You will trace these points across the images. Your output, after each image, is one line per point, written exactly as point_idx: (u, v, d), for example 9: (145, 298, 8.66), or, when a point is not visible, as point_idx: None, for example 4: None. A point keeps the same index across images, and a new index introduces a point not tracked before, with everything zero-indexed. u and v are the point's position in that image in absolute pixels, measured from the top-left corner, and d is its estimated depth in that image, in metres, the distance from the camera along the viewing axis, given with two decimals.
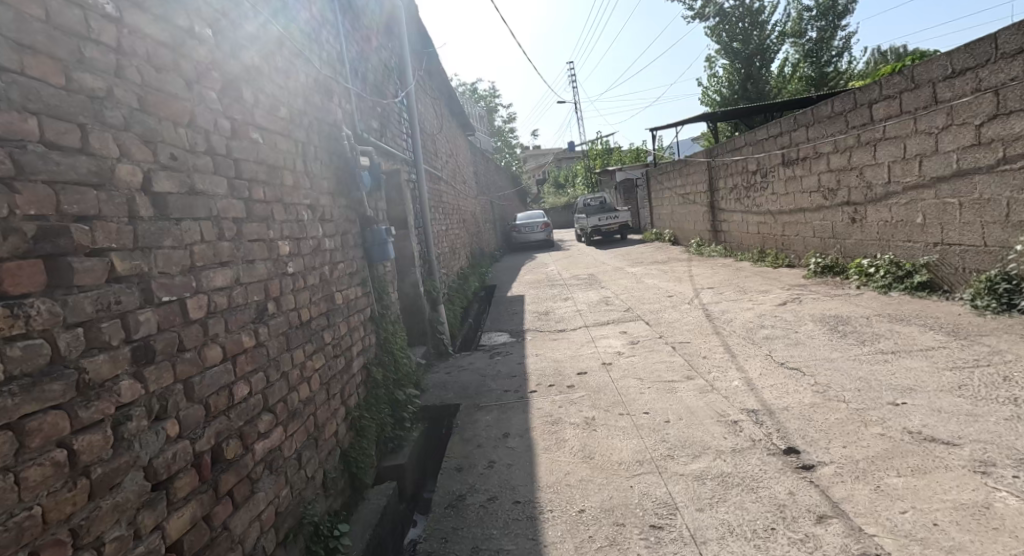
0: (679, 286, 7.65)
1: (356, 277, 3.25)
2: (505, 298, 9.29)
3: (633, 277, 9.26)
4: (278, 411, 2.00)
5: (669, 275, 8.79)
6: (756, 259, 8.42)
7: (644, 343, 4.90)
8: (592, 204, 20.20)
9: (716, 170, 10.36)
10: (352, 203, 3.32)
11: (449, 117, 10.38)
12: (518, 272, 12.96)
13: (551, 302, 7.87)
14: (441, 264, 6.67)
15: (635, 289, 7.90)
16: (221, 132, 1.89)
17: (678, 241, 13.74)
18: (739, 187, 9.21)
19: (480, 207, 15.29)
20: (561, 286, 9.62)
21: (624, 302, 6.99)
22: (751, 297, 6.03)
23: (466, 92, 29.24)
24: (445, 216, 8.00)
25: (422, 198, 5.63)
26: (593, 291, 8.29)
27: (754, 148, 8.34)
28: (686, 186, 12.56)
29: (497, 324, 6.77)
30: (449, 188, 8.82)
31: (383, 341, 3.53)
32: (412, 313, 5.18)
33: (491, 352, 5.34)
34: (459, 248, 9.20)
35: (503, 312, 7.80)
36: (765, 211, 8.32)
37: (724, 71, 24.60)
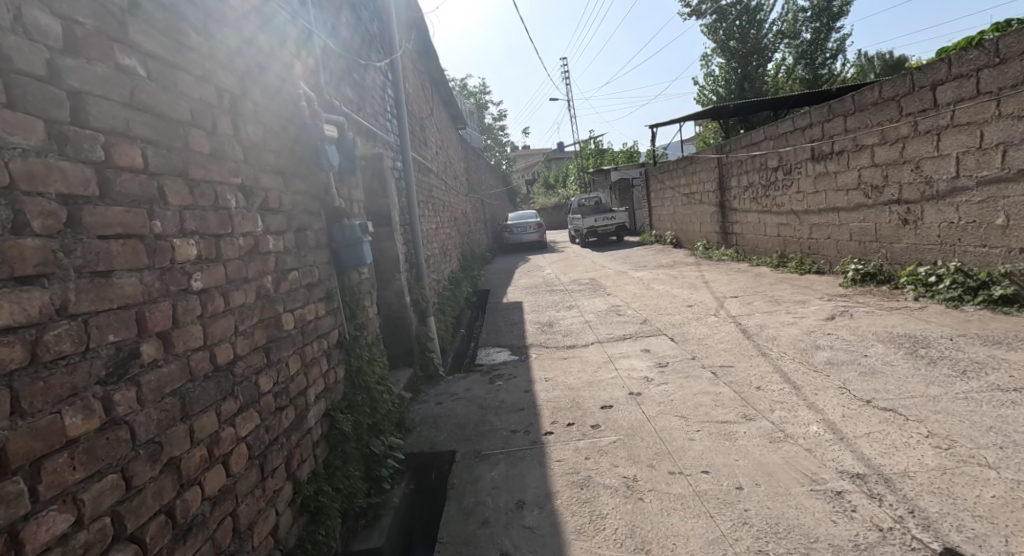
0: (696, 294, 6.88)
1: (316, 290, 2.39)
2: (501, 305, 8.44)
3: (641, 283, 8.47)
4: (143, 536, 1.17)
5: (681, 282, 8.01)
6: (777, 264, 7.70)
7: (675, 367, 4.10)
8: (587, 205, 19.45)
9: (729, 168, 9.59)
10: (313, 189, 2.47)
11: (438, 106, 9.49)
12: (512, 276, 12.11)
13: (554, 311, 7.05)
14: (430, 268, 5.82)
15: (647, 298, 7.11)
16: (29, 32, 1.08)
17: (681, 244, 12.99)
18: (756, 185, 8.44)
19: (470, 205, 14.45)
20: (562, 292, 8.80)
21: (638, 312, 6.20)
22: (788, 309, 5.27)
23: (455, 87, 28.33)
24: (435, 214, 7.14)
25: (408, 191, 4.76)
26: (599, 299, 7.48)
27: (776, 142, 7.59)
28: (692, 185, 11.78)
29: (494, 338, 5.93)
30: (439, 184, 7.94)
31: (354, 373, 2.68)
32: (396, 329, 4.31)
33: (491, 374, 4.51)
34: (449, 250, 8.33)
35: (501, 322, 6.94)
36: (789, 211, 7.54)
37: (721, 70, 23.97)
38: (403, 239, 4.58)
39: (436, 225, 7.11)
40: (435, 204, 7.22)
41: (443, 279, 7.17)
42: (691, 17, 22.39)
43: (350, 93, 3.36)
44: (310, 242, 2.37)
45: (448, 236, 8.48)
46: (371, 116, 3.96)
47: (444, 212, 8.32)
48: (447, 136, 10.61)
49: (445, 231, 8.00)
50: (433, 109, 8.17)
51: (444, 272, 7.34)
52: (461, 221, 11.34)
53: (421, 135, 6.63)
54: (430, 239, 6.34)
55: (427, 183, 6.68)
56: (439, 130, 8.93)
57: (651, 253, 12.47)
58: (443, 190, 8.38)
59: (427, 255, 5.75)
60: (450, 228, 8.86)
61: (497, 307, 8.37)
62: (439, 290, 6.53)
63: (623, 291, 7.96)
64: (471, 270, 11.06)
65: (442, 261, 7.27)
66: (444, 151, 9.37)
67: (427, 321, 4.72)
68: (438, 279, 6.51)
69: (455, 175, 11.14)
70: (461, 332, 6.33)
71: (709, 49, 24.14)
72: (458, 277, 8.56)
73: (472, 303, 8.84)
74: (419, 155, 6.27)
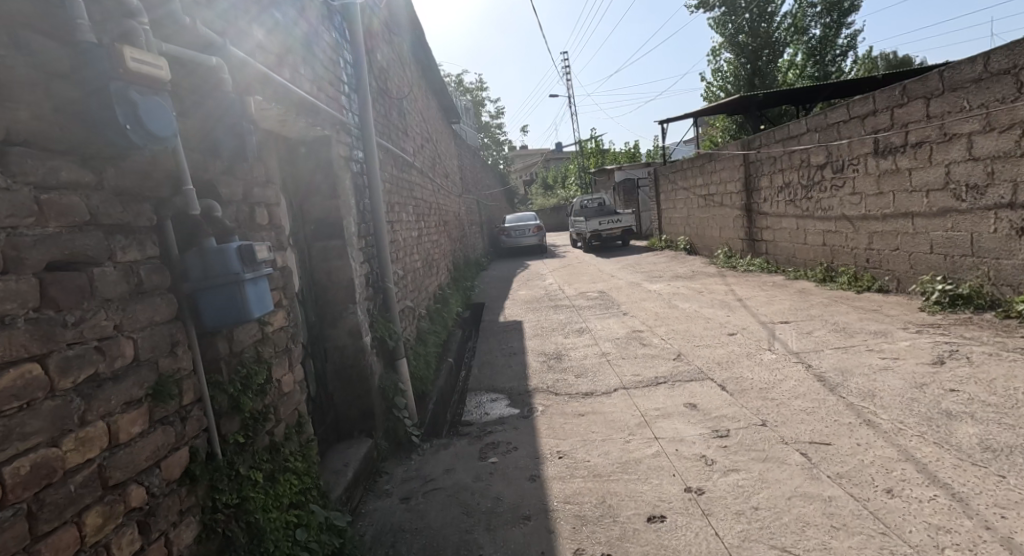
0: (734, 317, 5.73)
1: (124, 378, 1.23)
2: (498, 326, 7.26)
3: (660, 301, 7.30)
4: None
5: (709, 300, 6.85)
6: (823, 280, 6.57)
7: (739, 439, 2.96)
8: (590, 207, 18.31)
9: (758, 166, 8.42)
10: (126, 184, 1.29)
11: (425, 94, 8.27)
12: (510, 286, 10.93)
13: (562, 337, 5.87)
14: (407, 289, 4.65)
15: (673, 321, 5.93)
16: None
17: (697, 251, 11.83)
18: (795, 186, 7.30)
19: (465, 207, 13.30)
20: (568, 310, 7.62)
21: (668, 343, 5.03)
22: (865, 344, 4.12)
23: (452, 83, 27.25)
24: (418, 219, 5.95)
25: (371, 190, 3.56)
26: (614, 322, 6.31)
27: (824, 135, 6.44)
28: (711, 186, 10.62)
29: (489, 375, 4.78)
30: (424, 183, 6.74)
31: (228, 518, 1.50)
32: (351, 384, 3.11)
33: (484, 441, 3.34)
34: (437, 261, 7.14)
35: (498, 350, 5.76)
36: (840, 216, 6.38)
37: (730, 66, 22.83)
38: (363, 255, 3.39)
39: (420, 232, 5.92)
40: (419, 208, 6.03)
41: (428, 298, 5.97)
42: (699, 9, 21.22)
43: (255, 36, 2.17)
44: (108, 286, 1.20)
45: (436, 244, 7.28)
46: (308, 80, 2.76)
47: (432, 216, 7.12)
48: (437, 130, 9.41)
49: (431, 240, 6.83)
50: (417, 95, 6.98)
51: (430, 289, 6.17)
52: (453, 226, 10.14)
53: (401, 122, 5.45)
54: (410, 251, 5.16)
55: (408, 183, 5.50)
56: (426, 121, 7.73)
57: (664, 261, 11.33)
58: (429, 190, 7.19)
59: (402, 272, 4.56)
60: (439, 235, 7.67)
61: (493, 327, 7.18)
62: (422, 313, 5.36)
63: (641, 311, 6.79)
64: (464, 281, 9.87)
65: (427, 276, 6.07)
66: (431, 147, 8.17)
67: (399, 366, 3.53)
68: (420, 302, 5.32)
69: (446, 175, 9.94)
70: (448, 365, 5.15)
71: (716, 44, 23.01)
72: (448, 293, 7.37)
73: (464, 323, 7.64)
74: (397, 147, 5.08)
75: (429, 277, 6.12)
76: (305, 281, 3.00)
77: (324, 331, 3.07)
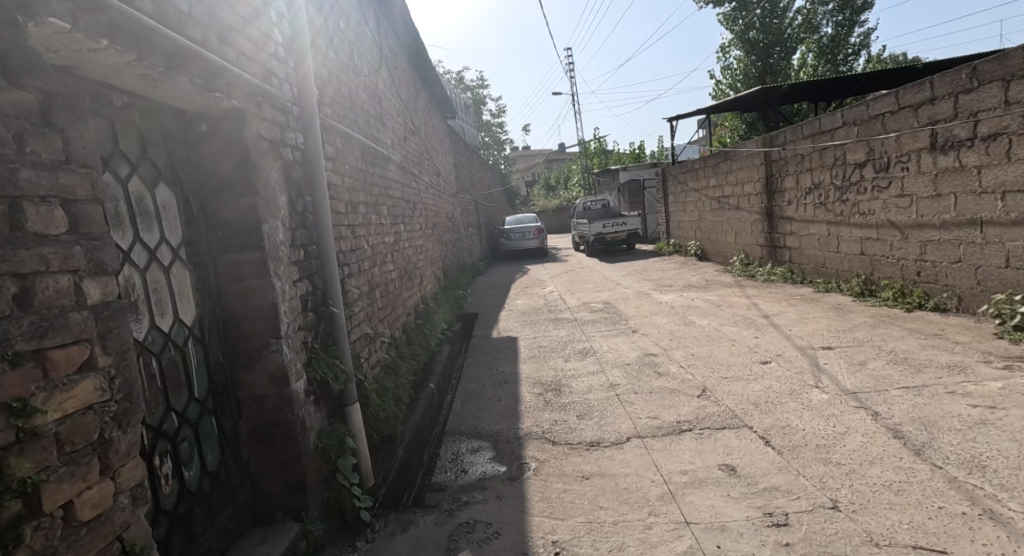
0: (763, 340, 4.91)
1: None
2: (492, 342, 6.45)
3: (672, 317, 6.50)
4: None
5: (730, 317, 6.04)
6: (862, 297, 5.79)
7: (805, 533, 2.14)
8: (593, 209, 17.49)
9: (783, 166, 7.60)
10: None
11: (412, 82, 7.48)
12: (508, 294, 10.11)
13: (564, 361, 5.06)
14: (374, 308, 3.85)
15: (693, 343, 5.12)
16: None
17: (710, 257, 11.01)
18: (828, 187, 6.48)
19: (460, 208, 12.47)
20: (570, 324, 6.82)
21: (690, 373, 4.22)
22: (942, 381, 3.31)
23: (451, 81, 26.44)
24: (397, 221, 5.15)
25: (312, 184, 2.73)
26: (623, 342, 5.51)
27: (866, 129, 5.64)
28: (727, 188, 9.80)
29: (474, 412, 3.97)
30: (407, 182, 5.96)
31: None
32: (273, 446, 2.29)
33: (456, 520, 2.53)
34: (422, 269, 6.35)
35: (489, 375, 4.95)
36: (884, 222, 5.57)
37: (739, 64, 22.01)
38: (298, 270, 2.57)
39: (398, 236, 5.13)
40: (398, 209, 5.25)
41: (407, 314, 5.17)
42: (709, 3, 20.38)
43: None
44: None
45: (421, 250, 6.49)
46: (201, 25, 1.92)
47: (416, 217, 6.32)
48: (427, 123, 8.62)
49: (415, 246, 6.03)
50: (400, 80, 6.16)
51: (410, 304, 5.37)
52: (445, 228, 9.33)
53: (373, 108, 4.65)
54: (382, 260, 4.36)
55: (382, 180, 4.70)
56: (412, 112, 6.91)
57: (674, 269, 10.51)
58: (414, 189, 6.40)
59: (366, 287, 3.76)
60: (425, 239, 6.88)
61: (485, 344, 6.40)
62: (397, 334, 4.57)
63: (653, 328, 5.98)
64: (457, 289, 9.08)
65: (407, 287, 5.28)
66: (419, 141, 7.38)
67: (349, 414, 2.73)
68: (394, 321, 4.53)
69: (438, 173, 9.14)
70: (428, 395, 4.36)
71: (726, 41, 22.19)
72: (435, 306, 6.58)
73: (453, 338, 6.85)
74: (366, 136, 4.28)
75: (409, 289, 5.32)
76: (207, 305, 2.18)
77: (237, 375, 2.26)
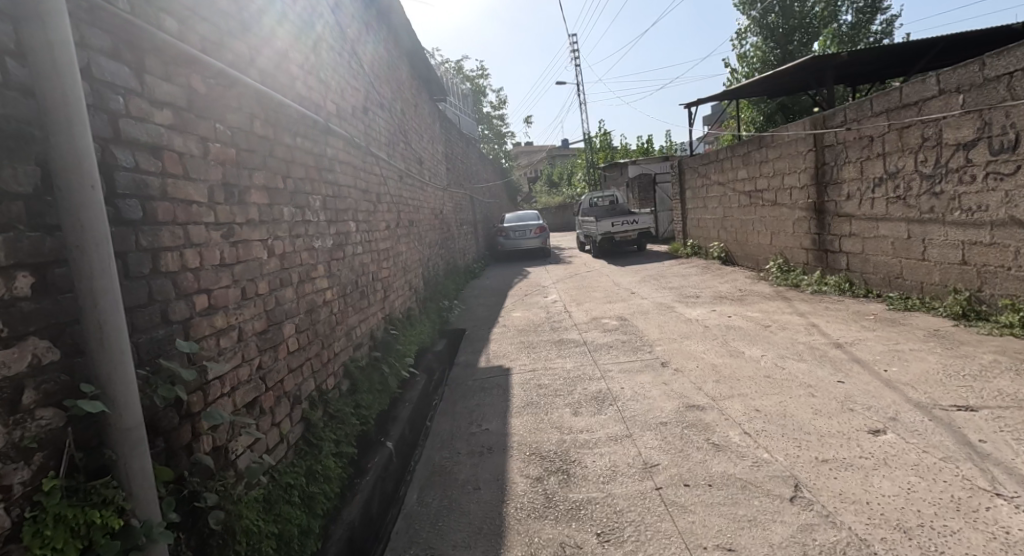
0: (855, 386, 3.49)
1: None
2: (479, 373, 5.05)
3: (710, 343, 5.09)
4: None
5: (789, 346, 4.64)
6: (968, 321, 4.39)
7: None
8: (601, 205, 16.08)
9: (841, 152, 6.17)
10: None
11: (382, 46, 6.07)
12: (503, 304, 8.71)
13: (574, 414, 3.66)
14: (272, 354, 2.45)
15: (751, 388, 3.72)
16: None
17: (739, 261, 9.59)
18: (909, 177, 5.08)
19: (450, 205, 11.05)
20: (579, 349, 5.44)
21: (765, 447, 2.83)
22: None
23: (448, 70, 24.98)
24: (341, 217, 3.74)
25: (50, 135, 1.33)
26: (652, 383, 4.12)
27: (980, 96, 4.26)
28: (764, 180, 8.37)
29: (440, 520, 2.60)
30: (365, 167, 4.55)
31: None
32: None
33: None
34: (389, 280, 4.95)
35: (467, 435, 3.55)
36: (1003, 220, 4.22)
37: (756, 51, 20.57)
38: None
39: (342, 240, 3.72)
40: (344, 201, 3.85)
41: (355, 346, 3.77)
42: None
43: None
44: None
45: (388, 256, 5.09)
46: None
47: (379, 211, 4.90)
48: (406, 101, 7.21)
49: (376, 251, 4.63)
50: (356, 34, 4.75)
51: (363, 329, 3.98)
52: (428, 226, 7.92)
53: (299, 53, 3.24)
54: (305, 276, 2.95)
55: (312, 158, 3.28)
56: (377, 79, 5.48)
57: (697, 276, 9.09)
58: (378, 177, 4.99)
59: (255, 322, 2.35)
60: (395, 241, 5.47)
61: (471, 377, 5.00)
62: (331, 382, 3.17)
63: (689, 360, 4.59)
64: (441, 300, 7.69)
65: (357, 310, 3.89)
66: (390, 118, 5.97)
67: None
68: (326, 361, 3.13)
69: (419, 160, 7.72)
70: (381, 468, 2.95)
71: (742, 26, 20.72)
72: (406, 329, 5.19)
73: (430, 367, 5.46)
74: (278, 88, 2.87)
75: (359, 310, 3.93)
76: None
77: None
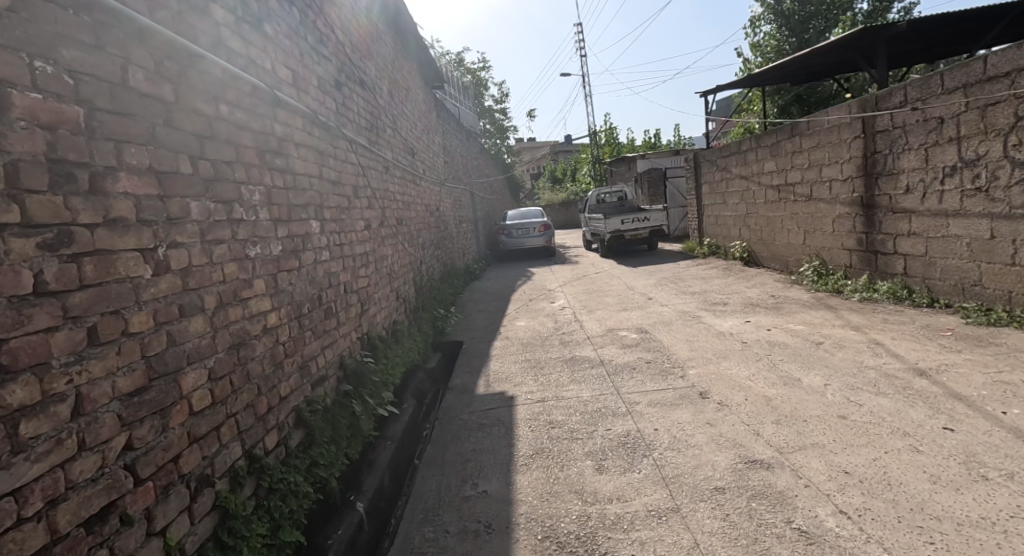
0: (972, 434, 2.67)
1: None
2: (478, 402, 4.22)
3: (754, 365, 4.25)
4: None
5: (857, 371, 3.80)
6: None
7: None
8: (609, 202, 15.23)
9: (900, 138, 5.33)
10: None
11: (364, 15, 5.24)
12: (506, 311, 7.87)
13: (599, 470, 2.84)
14: (153, 425, 1.59)
15: (827, 434, 2.88)
16: None
17: (767, 262, 8.76)
18: (996, 164, 4.32)
19: (448, 201, 10.20)
20: (597, 372, 4.60)
21: (881, 543, 2.00)
22: None
23: (448, 61, 24.08)
24: (297, 213, 2.89)
25: None
26: (694, 423, 3.28)
27: None
28: (798, 172, 7.54)
29: None
30: (336, 151, 3.71)
31: None
32: None
33: None
34: (368, 291, 4.12)
35: (459, 502, 2.73)
36: None
37: (770, 40, 19.67)
38: None
39: (298, 244, 2.88)
40: (301, 192, 2.99)
41: (315, 380, 2.93)
42: None
43: None
44: None
45: (368, 262, 4.26)
46: None
47: (355, 206, 4.06)
48: (395, 82, 6.37)
49: (350, 256, 3.79)
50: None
51: (328, 357, 3.14)
52: (421, 225, 7.08)
53: None
54: (230, 298, 2.11)
55: (249, 135, 2.43)
56: (356, 52, 4.65)
57: (720, 281, 8.24)
58: (354, 166, 4.15)
59: (115, 379, 1.49)
60: (377, 242, 4.63)
61: (468, 406, 4.17)
62: (272, 440, 2.33)
63: (733, 389, 3.75)
64: (436, 308, 6.86)
65: (319, 334, 3.04)
66: (374, 99, 5.13)
67: None
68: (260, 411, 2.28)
69: (411, 151, 6.89)
70: None
71: (755, 13, 19.83)
72: (389, 349, 4.36)
73: (417, 390, 4.65)
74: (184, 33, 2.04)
75: (323, 334, 3.09)
76: None
77: None
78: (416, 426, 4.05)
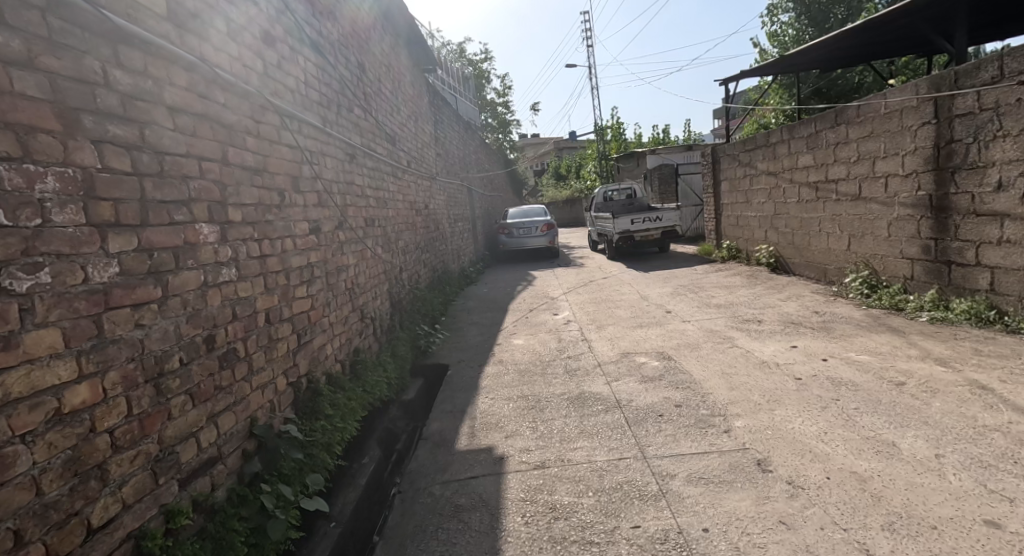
0: None
1: None
2: (458, 462, 3.21)
3: (822, 416, 3.23)
4: None
5: (974, 433, 2.78)
6: None
7: None
8: (618, 200, 14.20)
9: (989, 122, 4.40)
10: None
11: None
12: (502, 325, 6.86)
13: None
14: None
15: None
16: None
17: (803, 270, 7.76)
18: None
19: (440, 198, 9.19)
20: (614, 419, 3.58)
21: None
22: None
23: (449, 52, 23.06)
24: (163, 212, 1.88)
25: None
26: (761, 521, 2.28)
27: None
28: (844, 167, 6.58)
29: None
30: (260, 125, 2.70)
31: None
32: None
33: None
34: (311, 317, 3.11)
35: None
36: None
37: (789, 30, 18.61)
38: None
39: (163, 260, 1.86)
40: (178, 180, 1.98)
41: (192, 470, 1.92)
42: None
43: None
44: None
45: (315, 277, 3.26)
46: None
47: (290, 202, 3.03)
48: (371, 55, 5.36)
49: (277, 271, 2.77)
50: None
51: (222, 427, 2.12)
52: (403, 226, 6.08)
53: None
54: None
55: (34, 78, 1.45)
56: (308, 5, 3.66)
57: (748, 293, 7.22)
58: (295, 149, 3.14)
59: None
60: (331, 249, 3.62)
61: (444, 468, 3.16)
62: None
63: (804, 459, 2.73)
64: (420, 324, 5.85)
65: (203, 397, 2.02)
66: (336, 68, 4.14)
67: None
68: None
69: (390, 138, 5.90)
70: None
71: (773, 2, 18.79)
72: (343, 389, 3.37)
73: (385, 434, 3.69)
74: None
75: (212, 394, 2.07)
76: None
77: None
78: (377, 487, 3.11)
